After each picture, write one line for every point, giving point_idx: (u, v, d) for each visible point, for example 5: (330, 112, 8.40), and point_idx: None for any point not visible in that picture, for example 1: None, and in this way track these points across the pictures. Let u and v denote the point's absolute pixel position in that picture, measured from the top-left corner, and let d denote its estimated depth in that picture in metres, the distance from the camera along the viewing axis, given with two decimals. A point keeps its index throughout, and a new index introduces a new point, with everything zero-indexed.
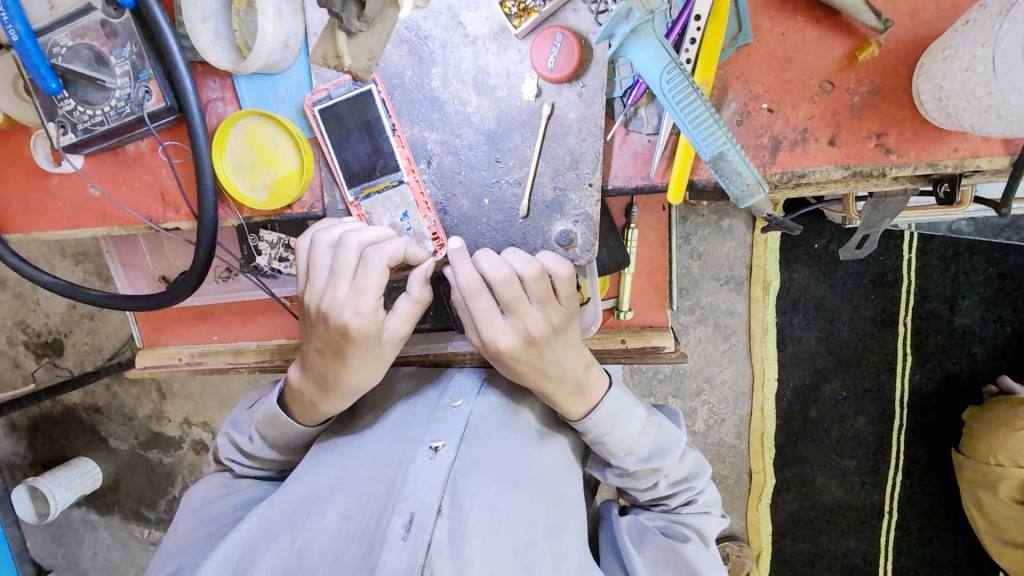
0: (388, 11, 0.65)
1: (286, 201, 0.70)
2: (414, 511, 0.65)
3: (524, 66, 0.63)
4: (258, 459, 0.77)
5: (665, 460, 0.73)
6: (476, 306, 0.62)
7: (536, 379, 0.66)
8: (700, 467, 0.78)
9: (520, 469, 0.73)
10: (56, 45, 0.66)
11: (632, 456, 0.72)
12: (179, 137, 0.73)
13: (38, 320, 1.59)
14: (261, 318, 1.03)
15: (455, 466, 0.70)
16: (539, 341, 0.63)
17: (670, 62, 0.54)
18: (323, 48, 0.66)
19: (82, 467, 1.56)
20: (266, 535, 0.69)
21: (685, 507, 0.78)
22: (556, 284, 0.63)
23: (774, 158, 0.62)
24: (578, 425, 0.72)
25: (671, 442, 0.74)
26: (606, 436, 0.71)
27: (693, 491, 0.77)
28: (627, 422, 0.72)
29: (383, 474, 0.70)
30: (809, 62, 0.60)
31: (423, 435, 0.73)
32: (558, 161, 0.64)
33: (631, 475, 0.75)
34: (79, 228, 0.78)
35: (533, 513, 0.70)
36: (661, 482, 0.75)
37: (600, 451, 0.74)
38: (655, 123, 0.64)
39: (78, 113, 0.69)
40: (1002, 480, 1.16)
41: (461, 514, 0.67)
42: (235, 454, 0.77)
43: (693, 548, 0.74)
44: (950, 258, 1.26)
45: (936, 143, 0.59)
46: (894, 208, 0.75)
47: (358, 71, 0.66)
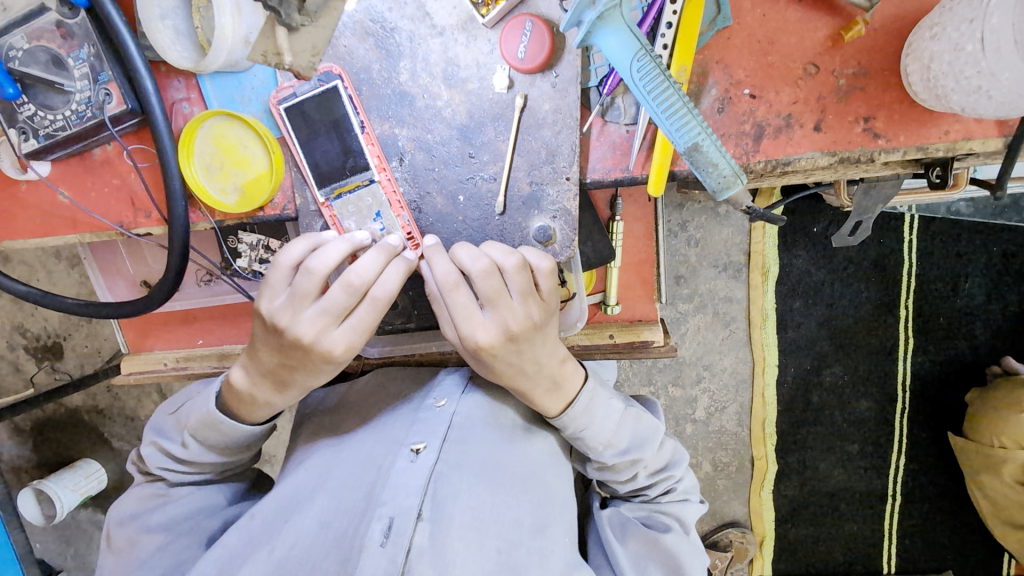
0: (332, 6, 0.62)
1: (258, 203, 0.69)
2: (393, 516, 0.64)
3: (495, 57, 0.61)
4: (195, 464, 0.74)
5: (644, 451, 0.71)
6: (459, 304, 0.60)
7: (513, 377, 0.64)
8: (679, 455, 0.76)
9: (504, 466, 0.72)
10: (12, 49, 0.64)
11: (610, 449, 0.71)
12: (145, 140, 0.70)
13: (36, 323, 1.58)
14: (246, 320, 1.02)
15: (438, 468, 0.68)
16: (520, 337, 0.61)
17: (641, 49, 0.51)
18: (263, 45, 0.63)
19: (88, 468, 1.55)
20: (246, 547, 0.67)
21: (666, 496, 0.76)
22: (537, 283, 0.61)
23: (757, 146, 0.59)
24: (557, 422, 0.70)
25: (649, 433, 0.73)
26: (584, 431, 0.70)
27: (672, 480, 0.75)
28: (605, 414, 0.70)
29: (364, 479, 0.69)
30: (792, 45, 0.58)
31: (405, 437, 0.71)
32: (533, 154, 0.62)
33: (610, 468, 0.73)
34: (51, 235, 0.76)
35: (518, 512, 0.69)
36: (641, 474, 0.73)
37: (578, 446, 0.72)
38: (634, 113, 0.61)
39: (39, 118, 0.66)
40: (1006, 462, 1.14)
41: (443, 516, 0.65)
42: (168, 463, 0.74)
43: (675, 538, 0.72)
44: (953, 240, 1.23)
45: (927, 125, 0.57)
46: (887, 193, 0.74)
47: (301, 69, 0.63)
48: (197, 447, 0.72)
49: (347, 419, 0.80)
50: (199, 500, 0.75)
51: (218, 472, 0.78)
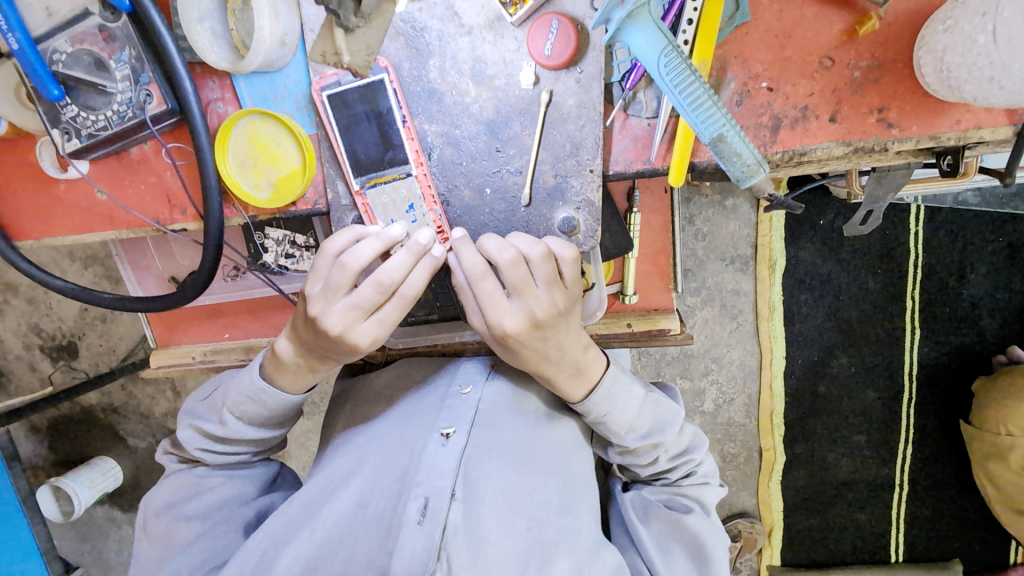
0: (383, 6, 0.65)
1: (291, 198, 0.71)
2: (428, 496, 0.65)
3: (521, 54, 0.63)
4: (234, 442, 0.78)
5: (665, 435, 0.74)
6: (486, 293, 0.62)
7: (538, 363, 0.67)
8: (698, 439, 0.79)
9: (530, 451, 0.74)
10: (56, 52, 0.67)
11: (632, 433, 0.73)
12: (181, 138, 0.73)
13: (52, 324, 1.61)
14: (271, 315, 1.04)
15: (467, 451, 0.70)
16: (545, 324, 0.63)
17: (668, 45, 0.54)
18: (322, 46, 0.66)
19: (104, 466, 1.59)
20: (287, 530, 0.70)
21: (686, 479, 0.78)
22: (560, 273, 0.64)
23: (774, 137, 0.62)
24: (579, 407, 0.72)
25: (670, 417, 0.75)
26: (607, 416, 0.72)
27: (693, 463, 0.78)
28: (626, 399, 0.72)
29: (397, 462, 0.71)
30: (808, 39, 0.60)
31: (434, 423, 0.74)
32: (558, 148, 0.65)
33: (632, 453, 0.75)
34: (89, 232, 0.79)
35: (546, 492, 0.71)
36: (662, 458, 0.76)
37: (601, 431, 0.74)
38: (655, 107, 0.64)
39: (81, 119, 0.69)
40: (1012, 449, 1.17)
41: (476, 496, 0.67)
42: (206, 444, 0.78)
43: (697, 519, 0.74)
44: (957, 231, 1.25)
45: (939, 115, 0.59)
46: (898, 182, 0.76)
47: (358, 67, 0.66)
48: (235, 427, 0.75)
49: (376, 408, 0.82)
50: (232, 489, 0.78)
51: (252, 456, 0.82)
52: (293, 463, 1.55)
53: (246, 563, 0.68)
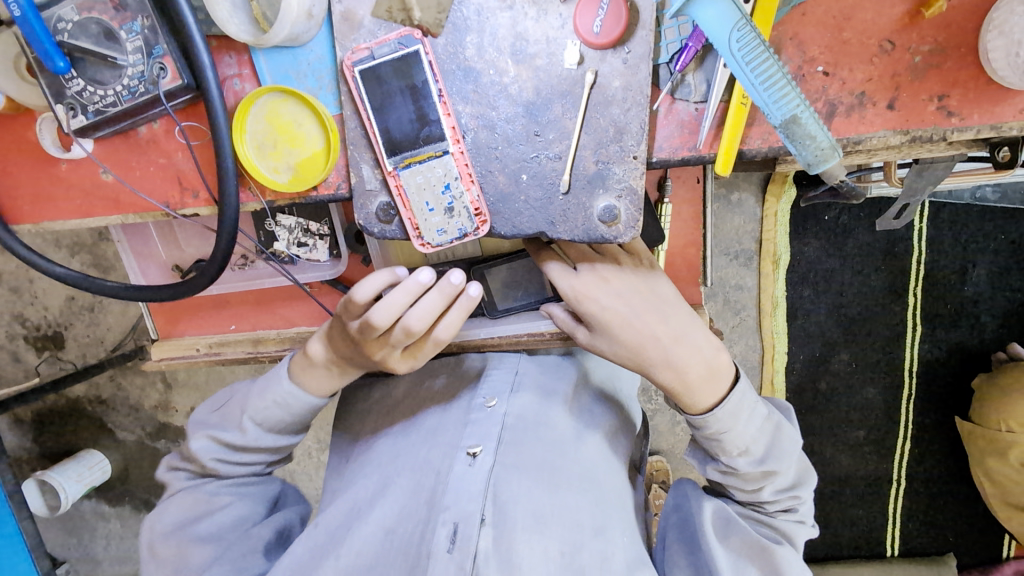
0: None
1: (312, 183, 0.67)
2: (457, 522, 0.63)
3: (565, 32, 0.60)
4: (251, 451, 0.75)
5: (780, 465, 0.71)
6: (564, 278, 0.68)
7: (633, 339, 0.68)
8: (808, 476, 0.74)
9: (560, 467, 0.71)
10: (61, 20, 0.62)
11: (746, 457, 0.70)
12: (196, 117, 0.69)
13: (36, 313, 1.55)
14: (280, 306, 1.00)
15: (495, 471, 0.67)
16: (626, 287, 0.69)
17: (741, 19, 0.51)
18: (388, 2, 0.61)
19: (91, 459, 1.54)
20: (313, 557, 0.68)
21: (780, 513, 0.74)
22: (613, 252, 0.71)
23: (829, 124, 0.59)
24: (690, 414, 0.71)
25: (789, 447, 0.72)
26: (723, 433, 0.69)
27: (796, 500, 0.73)
28: (747, 417, 0.70)
29: (424, 483, 0.68)
30: (869, 21, 0.57)
31: (459, 439, 0.71)
32: (601, 132, 0.61)
33: (738, 475, 0.72)
34: (92, 217, 0.74)
35: (578, 513, 0.68)
36: (767, 487, 0.72)
37: (712, 445, 0.71)
38: (704, 90, 0.61)
39: (87, 94, 0.65)
40: (1013, 446, 1.16)
41: (506, 519, 0.64)
42: (222, 452, 0.75)
43: (785, 551, 0.70)
44: (961, 225, 1.24)
45: (1001, 103, 0.57)
46: (938, 174, 0.73)
47: (429, 26, 0.61)
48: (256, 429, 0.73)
49: (397, 421, 0.78)
50: (244, 510, 0.75)
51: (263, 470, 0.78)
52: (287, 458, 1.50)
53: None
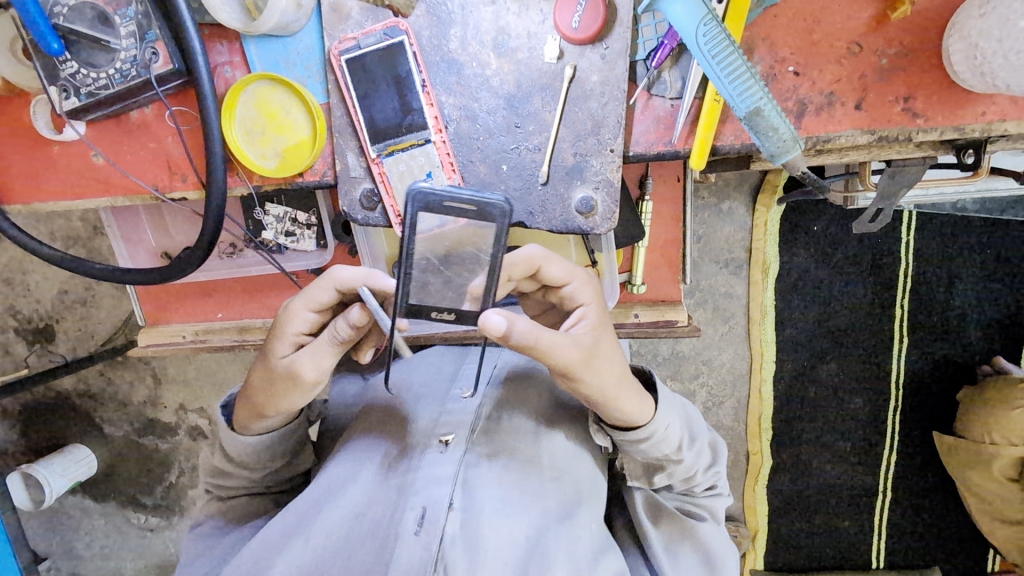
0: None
1: (298, 168, 0.68)
2: (425, 506, 0.64)
3: (547, 27, 0.62)
4: (233, 476, 0.74)
5: (700, 438, 0.71)
6: (557, 353, 0.54)
7: (619, 400, 0.60)
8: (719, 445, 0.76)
9: (531, 456, 0.71)
10: (57, 5, 0.64)
11: (686, 443, 0.68)
12: (187, 102, 0.70)
13: (27, 305, 1.55)
14: (268, 296, 1.01)
15: (466, 459, 0.69)
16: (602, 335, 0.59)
17: (707, 15, 0.53)
18: None
19: (76, 455, 1.54)
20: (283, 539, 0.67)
21: (705, 490, 0.76)
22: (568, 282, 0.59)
23: (799, 122, 0.61)
24: (645, 433, 0.64)
25: (698, 422, 0.73)
26: (670, 429, 0.66)
27: (719, 476, 0.75)
28: (672, 402, 0.68)
29: (397, 468, 0.69)
30: (837, 24, 0.59)
31: (433, 424, 0.71)
32: (579, 125, 0.63)
33: (677, 467, 0.69)
34: (82, 198, 0.75)
35: (545, 500, 0.69)
36: (700, 469, 0.72)
37: (655, 449, 0.66)
38: (679, 87, 0.63)
39: (81, 77, 0.66)
40: (996, 458, 1.15)
41: (474, 504, 0.66)
42: (212, 475, 0.75)
43: (710, 529, 0.73)
44: (948, 237, 1.24)
45: (964, 106, 0.59)
46: (910, 178, 0.72)
47: (400, 6, 0.63)
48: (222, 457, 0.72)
49: (371, 406, 0.78)
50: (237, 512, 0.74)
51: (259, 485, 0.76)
52: None
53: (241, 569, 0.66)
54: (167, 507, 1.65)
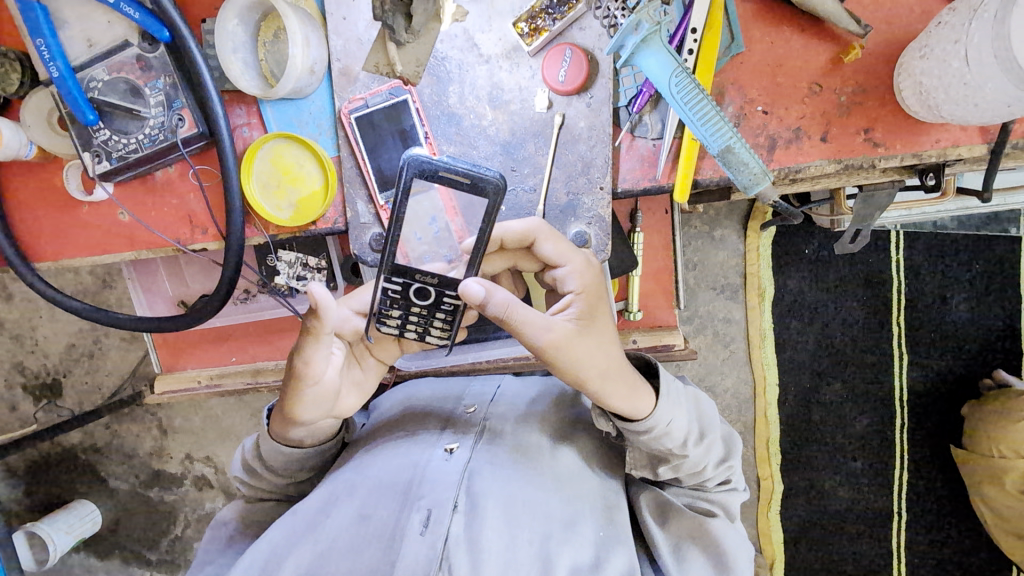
0: (432, 25, 0.69)
1: (311, 217, 0.73)
2: (431, 507, 0.66)
3: (536, 81, 0.68)
4: (261, 479, 0.79)
5: (712, 433, 0.73)
6: (529, 328, 0.60)
7: (601, 389, 0.63)
8: (733, 444, 0.77)
9: (534, 466, 0.74)
10: (94, 80, 0.71)
11: (693, 439, 0.70)
12: (209, 161, 0.76)
13: (36, 361, 1.58)
14: (278, 338, 1.04)
15: (470, 465, 0.72)
16: (590, 319, 0.64)
17: (678, 67, 0.59)
18: (374, 58, 0.70)
19: (81, 510, 1.55)
20: (290, 539, 0.69)
21: (717, 485, 0.77)
22: (561, 264, 0.64)
23: (771, 155, 0.66)
24: (646, 425, 0.67)
25: (713, 419, 0.74)
26: (672, 425, 0.68)
27: (731, 470, 0.76)
28: (678, 399, 0.69)
29: (401, 475, 0.71)
30: (798, 67, 0.65)
31: (439, 438, 0.76)
32: (570, 167, 0.69)
33: (686, 460, 0.71)
34: (109, 253, 0.80)
35: (547, 506, 0.71)
36: (708, 464, 0.73)
37: (658, 444, 0.69)
38: (660, 128, 0.68)
39: (112, 143, 0.73)
40: (1008, 472, 1.16)
41: (477, 506, 0.68)
42: (237, 472, 0.80)
43: (721, 522, 0.74)
44: (936, 255, 1.28)
45: (920, 134, 0.64)
46: (882, 202, 0.78)
47: (409, 77, 0.69)
48: (255, 458, 0.77)
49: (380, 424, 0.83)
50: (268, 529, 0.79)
51: (282, 490, 0.82)
52: None
53: (251, 568, 0.68)
54: (173, 561, 1.64)
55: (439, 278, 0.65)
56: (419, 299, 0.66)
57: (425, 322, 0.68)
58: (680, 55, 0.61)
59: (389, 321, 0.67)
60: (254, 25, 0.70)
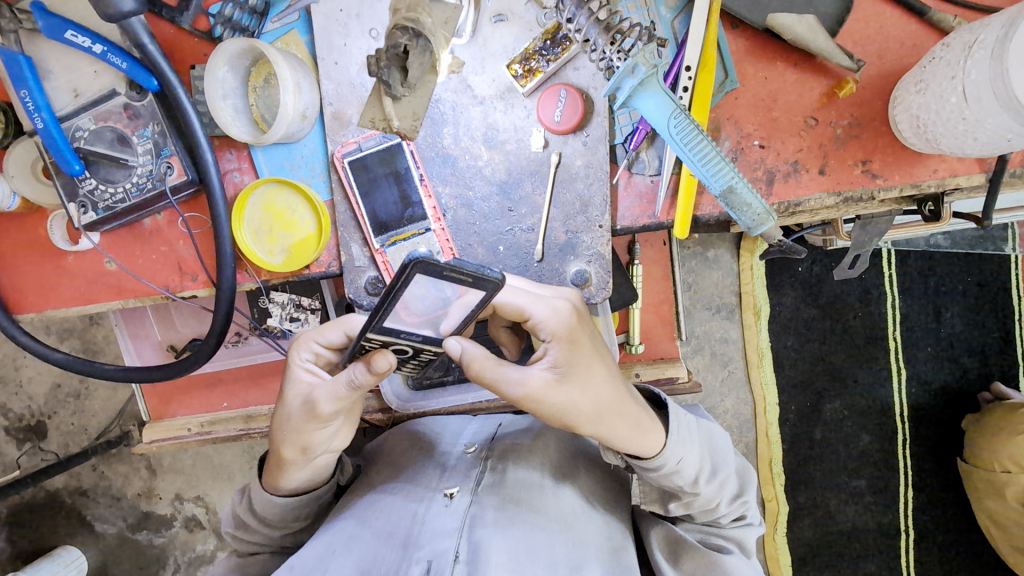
0: (426, 76, 0.64)
1: (305, 262, 0.72)
2: (431, 559, 0.64)
3: (531, 121, 0.68)
4: (252, 532, 0.75)
5: (727, 470, 0.69)
6: (504, 384, 0.58)
7: (594, 429, 0.61)
8: (750, 479, 0.74)
9: (539, 509, 0.71)
10: (80, 129, 0.70)
11: (705, 476, 0.68)
12: (199, 208, 0.74)
13: (19, 403, 1.53)
14: (271, 380, 1.01)
15: (472, 510, 0.69)
16: (572, 363, 0.59)
17: (676, 108, 0.58)
18: (371, 113, 0.65)
19: (66, 557, 1.48)
20: None
21: (732, 521, 0.75)
22: (530, 315, 0.59)
23: (770, 189, 0.66)
24: (655, 464, 0.64)
25: (725, 449, 0.72)
26: (682, 463, 0.65)
27: (747, 505, 0.73)
28: (689, 436, 0.66)
29: (400, 525, 0.69)
30: (793, 102, 0.65)
31: (438, 482, 0.73)
32: (568, 206, 0.68)
33: (700, 498, 0.69)
34: (95, 303, 0.78)
35: (553, 552, 0.67)
36: (723, 500, 0.71)
37: (669, 481, 0.67)
38: (657, 165, 0.68)
39: (99, 192, 0.71)
40: (1009, 485, 1.14)
41: (480, 554, 0.64)
42: (227, 527, 0.76)
43: (736, 561, 0.71)
44: (929, 271, 1.28)
45: (917, 165, 0.64)
46: (881, 228, 0.77)
47: (407, 132, 0.66)
48: (247, 511, 0.74)
49: (375, 468, 0.81)
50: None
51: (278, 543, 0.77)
52: None
53: None
54: None
55: (422, 338, 0.58)
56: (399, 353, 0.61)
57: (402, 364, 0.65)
58: (676, 95, 0.61)
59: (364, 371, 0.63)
60: (244, 72, 0.69)
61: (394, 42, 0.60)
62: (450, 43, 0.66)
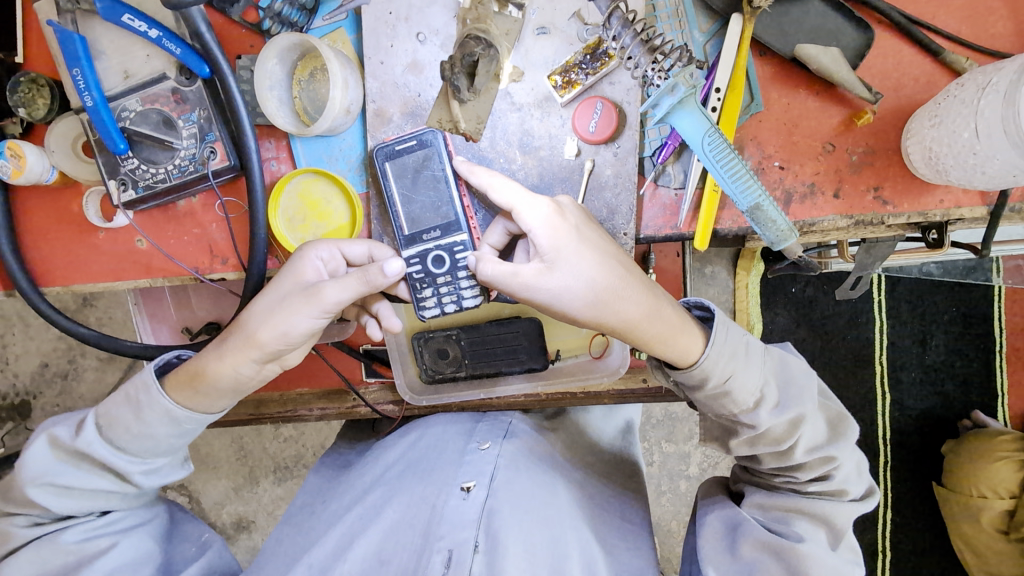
0: (492, 84, 0.71)
1: None
2: (451, 549, 0.67)
3: (566, 130, 0.71)
4: (101, 476, 0.66)
5: (804, 406, 0.66)
6: (497, 281, 0.63)
7: (594, 317, 0.62)
8: (838, 436, 0.69)
9: (552, 504, 0.73)
10: (125, 110, 0.72)
11: (764, 406, 0.66)
12: (236, 193, 0.76)
13: (5, 381, 1.52)
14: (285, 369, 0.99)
15: (488, 503, 0.71)
16: (557, 251, 0.60)
17: (710, 127, 0.63)
18: (438, 114, 0.71)
19: None
20: None
21: (814, 483, 0.69)
22: (514, 208, 0.61)
23: (787, 209, 0.70)
24: (695, 374, 0.65)
25: (804, 383, 0.68)
26: (730, 381, 0.65)
27: (830, 465, 0.68)
28: (741, 356, 0.66)
29: (420, 516, 0.72)
30: (813, 127, 0.69)
31: (455, 476, 0.74)
32: (595, 213, 0.71)
33: (767, 435, 0.67)
34: (124, 280, 0.79)
35: (565, 545, 0.71)
36: (795, 445, 0.67)
37: (720, 406, 0.67)
38: (682, 179, 0.71)
39: (140, 171, 0.73)
40: (985, 510, 1.20)
41: (497, 547, 0.67)
42: (54, 474, 0.64)
43: (810, 549, 0.66)
44: (917, 299, 1.33)
45: (925, 195, 0.68)
46: (884, 253, 0.82)
47: (472, 133, 0.71)
48: (104, 442, 0.64)
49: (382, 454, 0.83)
50: (128, 554, 0.67)
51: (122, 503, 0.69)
52: (261, 534, 1.45)
53: None
54: None
55: (441, 230, 0.69)
56: (438, 267, 0.69)
57: (456, 287, 0.69)
58: (708, 113, 0.65)
59: (426, 304, 0.70)
60: (292, 64, 0.72)
61: (468, 52, 0.69)
62: (515, 56, 0.70)
